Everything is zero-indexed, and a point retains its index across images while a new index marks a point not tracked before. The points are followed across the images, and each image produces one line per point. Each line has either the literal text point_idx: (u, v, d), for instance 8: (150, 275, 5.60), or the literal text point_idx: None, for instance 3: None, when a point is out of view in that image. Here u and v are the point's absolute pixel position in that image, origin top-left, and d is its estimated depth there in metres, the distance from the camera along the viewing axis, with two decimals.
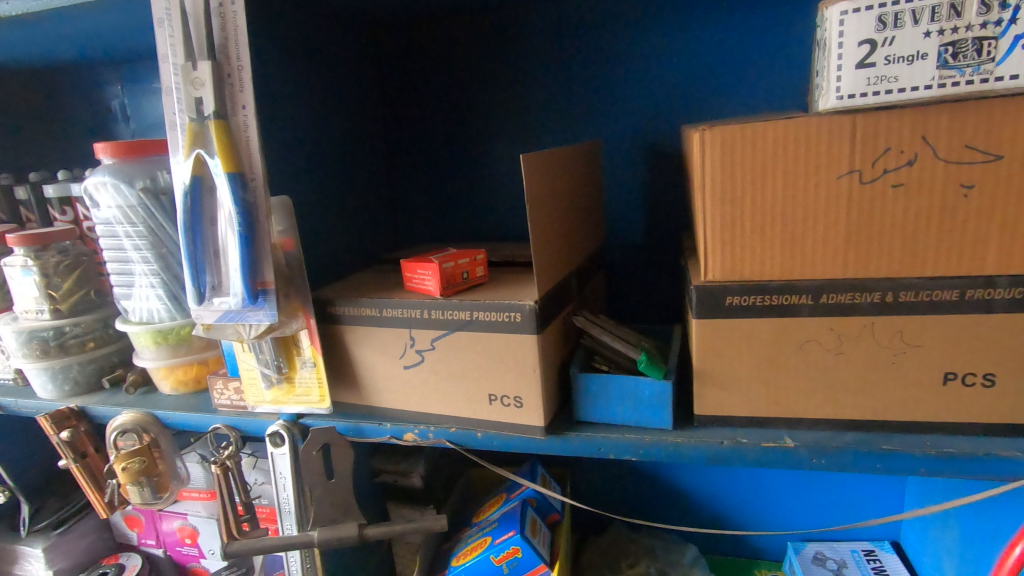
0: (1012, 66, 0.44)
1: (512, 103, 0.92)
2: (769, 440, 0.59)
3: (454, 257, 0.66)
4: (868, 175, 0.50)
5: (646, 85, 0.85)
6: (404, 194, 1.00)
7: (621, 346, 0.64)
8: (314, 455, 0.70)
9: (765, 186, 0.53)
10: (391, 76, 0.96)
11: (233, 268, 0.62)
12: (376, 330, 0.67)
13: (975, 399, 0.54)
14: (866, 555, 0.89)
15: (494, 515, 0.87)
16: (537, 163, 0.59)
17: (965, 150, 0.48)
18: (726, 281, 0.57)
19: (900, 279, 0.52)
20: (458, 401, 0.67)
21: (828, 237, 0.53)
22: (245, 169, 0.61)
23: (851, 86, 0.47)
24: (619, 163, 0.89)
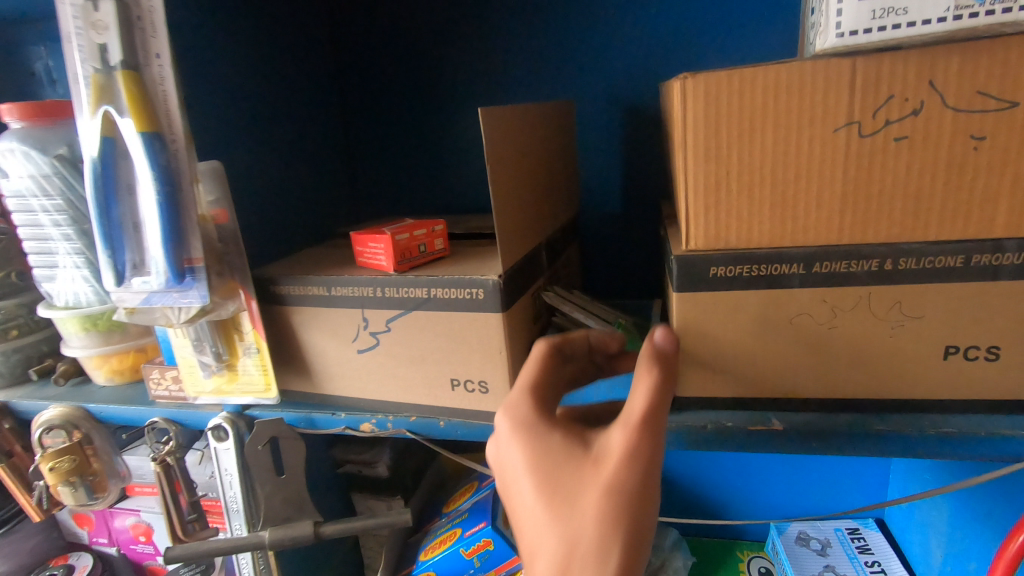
0: None
1: (474, 61, 0.84)
2: (755, 422, 0.55)
3: (409, 229, 0.59)
4: (868, 127, 0.45)
5: (621, 40, 0.78)
6: (363, 164, 0.93)
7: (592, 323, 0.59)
8: (259, 449, 0.64)
9: (753, 141, 0.47)
10: (341, 34, 0.87)
11: (154, 244, 0.54)
12: (325, 311, 0.60)
13: (978, 374, 0.50)
14: (850, 534, 0.86)
15: (465, 505, 0.82)
16: (498, 119, 0.52)
17: (977, 96, 0.42)
18: (710, 250, 0.51)
19: (899, 244, 0.47)
20: (418, 387, 0.60)
21: (823, 198, 0.47)
22: (163, 128, 0.53)
23: (853, 22, 0.41)
24: (593, 126, 0.82)
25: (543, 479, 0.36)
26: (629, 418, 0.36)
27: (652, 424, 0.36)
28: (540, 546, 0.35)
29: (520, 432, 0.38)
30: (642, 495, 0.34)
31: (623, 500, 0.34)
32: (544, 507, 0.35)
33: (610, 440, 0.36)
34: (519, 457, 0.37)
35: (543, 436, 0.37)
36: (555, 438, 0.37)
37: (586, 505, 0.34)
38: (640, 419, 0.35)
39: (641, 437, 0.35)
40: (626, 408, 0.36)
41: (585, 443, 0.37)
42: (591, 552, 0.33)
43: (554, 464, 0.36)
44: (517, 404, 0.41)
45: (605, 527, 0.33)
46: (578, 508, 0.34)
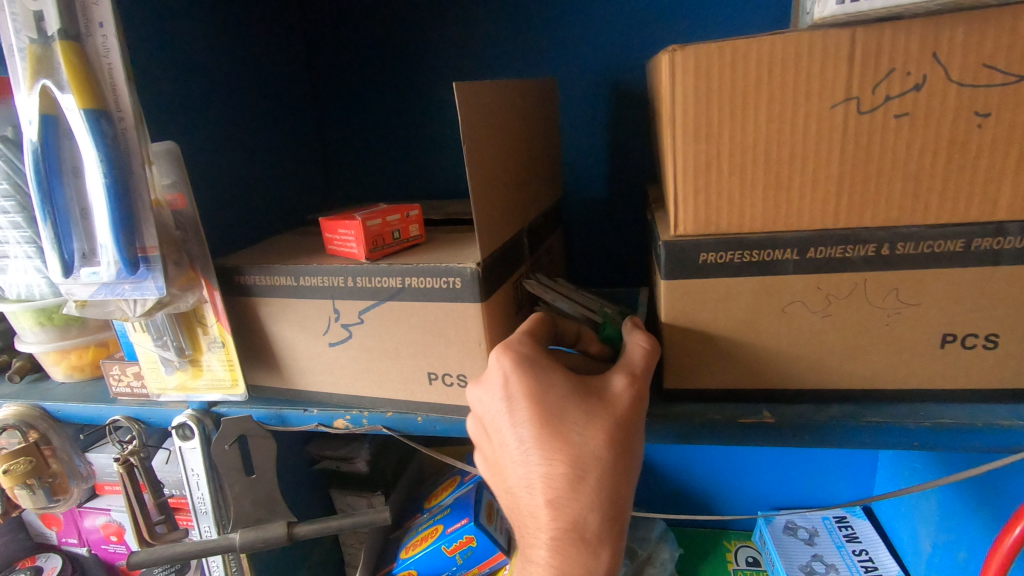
0: None
1: (452, 38, 0.80)
2: (746, 415, 0.52)
3: (382, 214, 0.55)
4: (867, 103, 0.42)
5: (605, 16, 0.74)
6: (338, 148, 0.89)
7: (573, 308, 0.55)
8: (227, 449, 0.60)
9: (745, 119, 0.44)
10: (311, 8, 0.83)
11: (104, 232, 0.50)
12: (293, 302, 0.57)
13: (975, 363, 0.48)
14: (837, 522, 0.85)
15: (447, 500, 0.79)
16: (475, 96, 0.48)
17: (982, 69, 0.40)
18: (699, 235, 0.48)
19: (897, 228, 0.45)
20: (394, 381, 0.57)
21: (819, 180, 0.45)
22: (110, 105, 0.49)
23: None
24: (576, 107, 0.79)
25: (552, 411, 0.40)
26: (626, 366, 0.43)
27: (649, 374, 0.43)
28: (544, 467, 0.40)
29: (526, 370, 0.42)
30: (641, 428, 0.41)
31: (627, 430, 0.40)
32: (553, 433, 0.40)
33: (612, 383, 0.42)
34: (526, 392, 0.41)
35: (549, 376, 0.42)
36: (560, 377, 0.42)
37: (598, 434, 0.39)
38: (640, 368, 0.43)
39: (641, 384, 0.42)
40: (623, 360, 0.44)
41: (590, 385, 0.42)
42: (600, 470, 0.39)
43: (562, 398, 0.41)
44: (514, 346, 0.45)
45: (614, 451, 0.39)
46: (589, 436, 0.39)
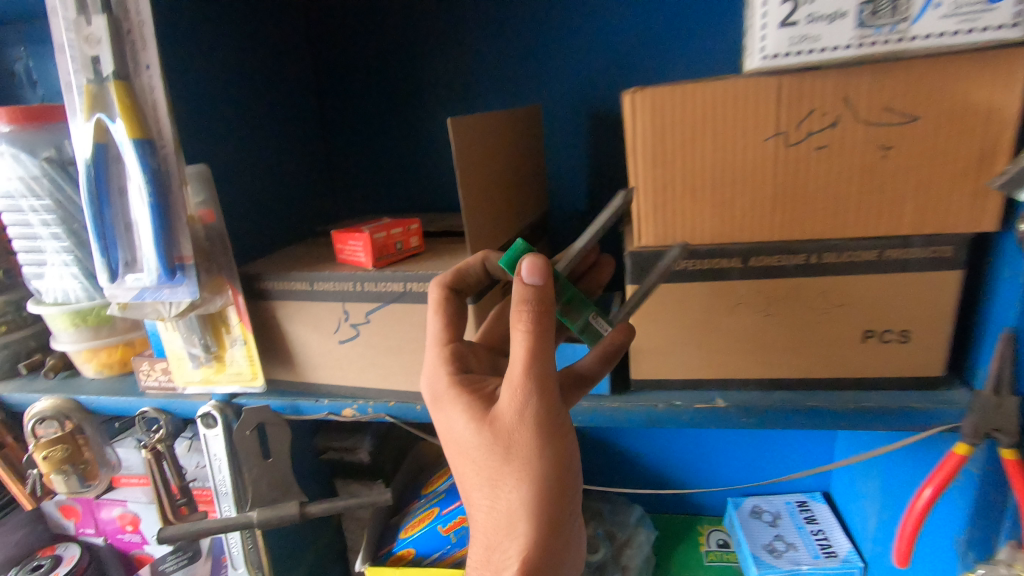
0: (929, 25, 0.42)
1: (448, 67, 0.88)
2: (702, 401, 0.60)
3: (387, 227, 0.63)
4: (793, 138, 0.51)
5: (585, 50, 0.83)
6: (343, 165, 0.97)
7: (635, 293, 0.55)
8: (247, 435, 0.68)
9: (694, 149, 0.52)
10: (320, 37, 0.91)
11: (146, 243, 0.58)
12: (308, 305, 0.65)
13: (893, 355, 0.57)
14: (798, 506, 0.94)
15: (442, 486, 0.88)
16: (468, 127, 0.57)
17: (884, 112, 0.48)
18: (659, 246, 0.57)
19: (824, 241, 0.53)
20: (396, 374, 0.65)
21: (756, 201, 0.53)
22: (153, 134, 0.57)
23: (775, 46, 0.45)
24: (561, 130, 0.87)
25: (463, 443, 0.45)
26: (512, 377, 0.43)
27: (532, 385, 0.42)
28: (481, 507, 0.45)
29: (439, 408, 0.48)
30: (536, 444, 0.42)
31: (523, 464, 0.42)
32: (474, 477, 0.45)
33: (501, 407, 0.43)
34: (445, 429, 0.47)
35: (455, 409, 0.46)
36: (462, 411, 0.46)
37: (502, 473, 0.43)
38: (520, 379, 0.42)
39: (525, 398, 0.42)
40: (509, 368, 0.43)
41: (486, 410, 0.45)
42: (511, 499, 0.43)
43: (467, 430, 0.45)
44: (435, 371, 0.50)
45: (517, 482, 0.42)
46: (492, 472, 0.43)
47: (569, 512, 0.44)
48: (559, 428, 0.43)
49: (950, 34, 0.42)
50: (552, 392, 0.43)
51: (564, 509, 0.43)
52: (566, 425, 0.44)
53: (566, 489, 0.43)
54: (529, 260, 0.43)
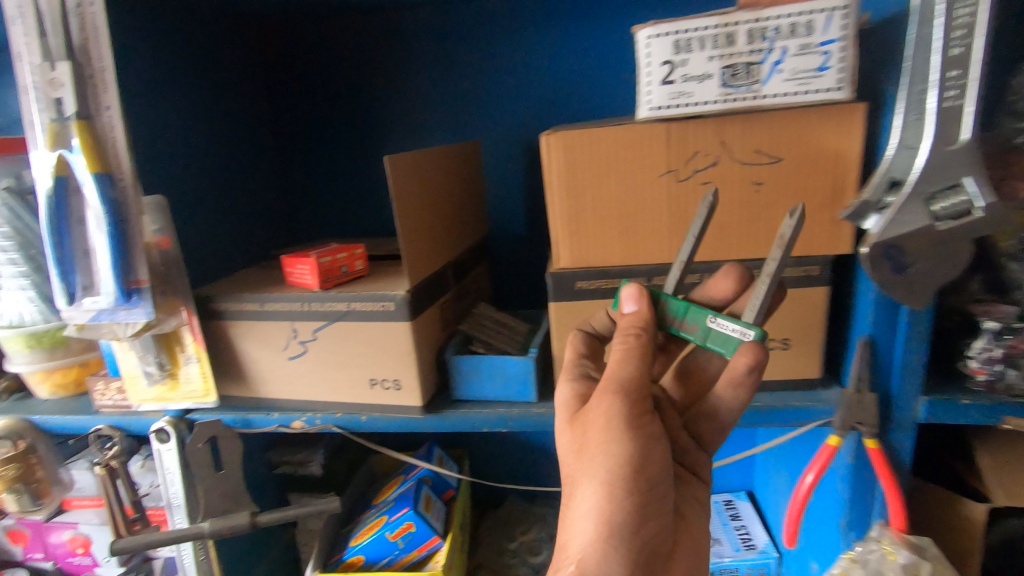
0: (777, 86, 0.51)
1: (396, 101, 0.94)
2: None
3: (332, 252, 0.69)
4: (683, 175, 0.59)
5: (520, 88, 0.90)
6: (297, 191, 1.00)
7: (759, 294, 0.50)
8: (200, 448, 0.72)
9: (602, 184, 0.61)
10: (275, 72, 0.95)
11: (103, 268, 0.62)
12: (259, 324, 0.70)
13: (777, 361, 0.65)
14: (725, 505, 1.01)
15: (392, 495, 0.90)
16: (406, 164, 0.64)
17: (754, 153, 0.57)
18: (576, 268, 0.64)
19: (714, 262, 0.62)
20: (341, 387, 0.70)
21: (656, 228, 0.61)
22: (114, 169, 0.62)
23: (658, 100, 0.54)
24: (502, 160, 0.93)
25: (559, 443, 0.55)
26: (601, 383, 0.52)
27: (611, 389, 0.50)
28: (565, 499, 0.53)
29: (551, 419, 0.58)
30: (606, 440, 0.49)
31: (592, 456, 0.49)
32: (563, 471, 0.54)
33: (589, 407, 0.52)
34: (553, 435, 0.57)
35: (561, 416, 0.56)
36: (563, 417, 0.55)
37: (579, 463, 0.50)
38: (606, 385, 0.51)
39: (604, 400, 0.50)
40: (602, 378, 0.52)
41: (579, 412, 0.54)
42: (582, 490, 0.50)
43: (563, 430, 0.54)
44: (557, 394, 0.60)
45: (587, 472, 0.49)
46: (573, 464, 0.51)
47: (636, 516, 0.48)
48: (639, 433, 0.49)
49: (793, 93, 0.51)
50: (635, 399, 0.50)
51: (632, 511, 0.48)
52: (645, 433, 0.50)
53: (636, 492, 0.48)
54: (627, 286, 0.56)
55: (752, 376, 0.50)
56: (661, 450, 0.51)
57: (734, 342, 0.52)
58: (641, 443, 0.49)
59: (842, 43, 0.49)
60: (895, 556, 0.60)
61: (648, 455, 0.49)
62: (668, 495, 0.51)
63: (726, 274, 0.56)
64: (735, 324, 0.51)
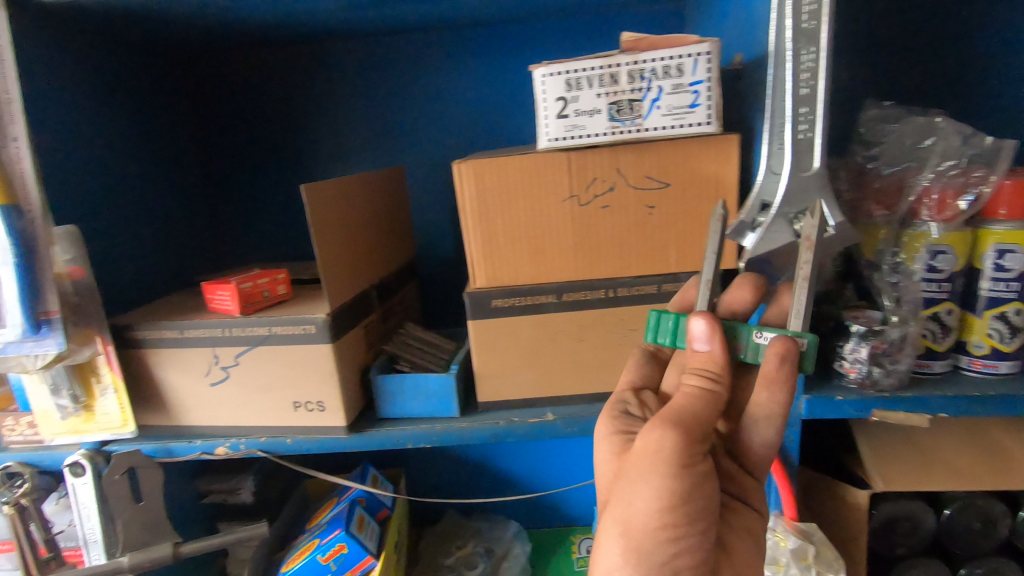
0: (656, 120, 0.57)
1: (322, 128, 0.96)
2: (534, 416, 0.71)
3: (253, 278, 0.70)
4: (584, 200, 0.64)
5: (443, 116, 0.94)
6: (222, 216, 1.00)
7: (800, 297, 0.52)
8: (117, 479, 0.70)
9: (511, 208, 0.65)
10: (198, 100, 0.96)
11: (9, 300, 0.61)
12: (179, 351, 0.70)
13: None
14: None
15: (325, 518, 0.90)
16: (324, 192, 0.66)
17: (646, 179, 0.63)
18: (491, 287, 0.68)
19: (616, 278, 0.67)
20: (265, 411, 0.71)
21: (563, 248, 0.66)
22: (20, 200, 0.61)
23: (556, 132, 0.59)
24: (428, 185, 0.97)
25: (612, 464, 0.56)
26: (663, 415, 0.50)
27: (671, 424, 0.49)
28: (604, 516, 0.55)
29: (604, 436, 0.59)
30: (649, 472, 0.49)
31: (634, 483, 0.50)
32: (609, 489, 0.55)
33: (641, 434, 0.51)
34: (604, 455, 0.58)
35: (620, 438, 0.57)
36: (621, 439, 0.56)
37: (622, 488, 0.51)
38: (664, 417, 0.50)
39: (662, 432, 0.49)
40: (666, 409, 0.51)
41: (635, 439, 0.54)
42: (620, 514, 0.51)
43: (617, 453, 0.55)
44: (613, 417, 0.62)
45: (628, 498, 0.50)
46: (618, 487, 0.52)
47: (668, 547, 0.49)
48: (687, 473, 0.49)
49: (671, 127, 0.57)
50: (692, 437, 0.49)
51: (664, 543, 0.49)
52: (692, 474, 0.49)
53: (669, 525, 0.49)
54: (695, 318, 0.53)
55: (784, 366, 0.51)
56: (708, 490, 0.50)
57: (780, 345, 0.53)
58: (688, 483, 0.49)
59: (708, 83, 0.56)
60: (785, 541, 0.67)
61: (692, 494, 0.49)
62: (710, 534, 0.51)
63: (742, 284, 0.60)
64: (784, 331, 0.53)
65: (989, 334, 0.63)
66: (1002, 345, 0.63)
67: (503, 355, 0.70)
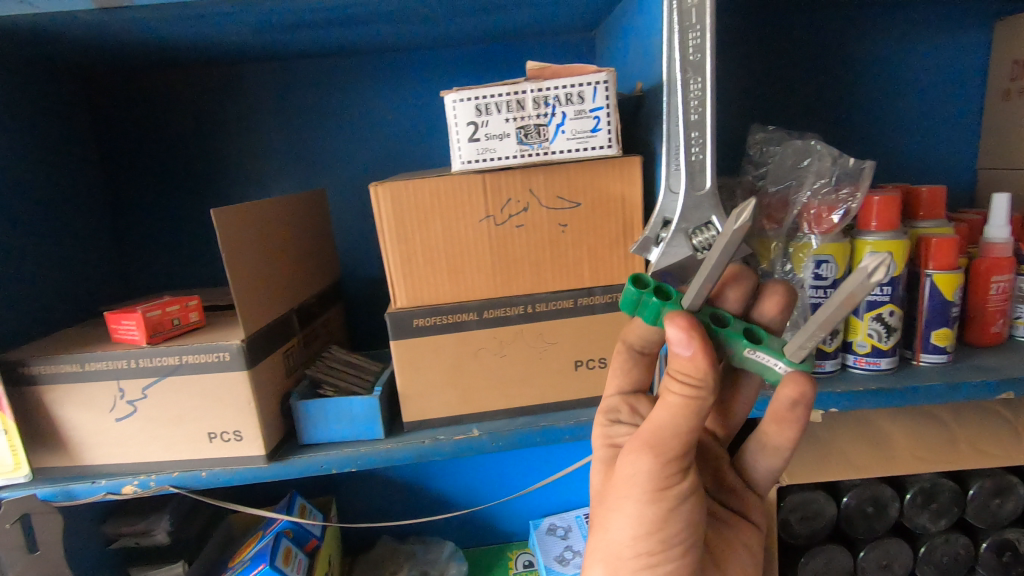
0: (562, 144, 0.60)
1: (239, 150, 0.94)
2: (459, 433, 0.72)
3: (162, 305, 0.67)
4: (500, 220, 0.66)
5: (364, 138, 0.94)
6: (131, 242, 0.95)
7: (808, 339, 0.44)
8: (7, 529, 0.66)
9: (429, 229, 0.66)
10: (103, 122, 0.92)
11: None
12: (80, 386, 0.66)
13: (596, 378, 0.74)
14: (586, 518, 1.08)
15: (248, 554, 0.86)
16: (236, 216, 0.65)
17: (557, 200, 0.66)
18: (412, 307, 0.69)
19: (535, 294, 0.69)
20: (177, 445, 0.68)
21: (481, 267, 0.68)
22: None
23: (468, 155, 0.61)
24: (351, 206, 0.96)
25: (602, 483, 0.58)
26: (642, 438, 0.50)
27: (645, 451, 0.49)
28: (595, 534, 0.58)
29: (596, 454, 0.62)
30: (628, 499, 0.51)
31: (616, 508, 0.52)
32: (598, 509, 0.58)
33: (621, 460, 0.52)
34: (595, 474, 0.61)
35: None
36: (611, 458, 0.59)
37: (608, 511, 0.54)
38: (643, 442, 0.50)
39: (639, 459, 0.50)
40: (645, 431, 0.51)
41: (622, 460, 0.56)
42: (605, 536, 0.54)
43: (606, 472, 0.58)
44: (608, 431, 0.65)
45: (612, 522, 0.53)
46: (604, 510, 0.55)
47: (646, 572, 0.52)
48: (662, 499, 0.50)
49: (575, 150, 0.61)
50: (669, 461, 0.49)
51: (641, 570, 0.52)
52: (669, 499, 0.50)
53: (644, 553, 0.51)
54: (671, 322, 0.46)
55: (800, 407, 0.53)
56: (686, 514, 0.51)
57: (772, 374, 0.48)
58: (663, 509, 0.50)
59: (607, 110, 0.60)
60: None
61: (667, 521, 0.50)
62: (691, 555, 0.52)
63: (728, 279, 0.57)
64: (778, 362, 0.47)
65: (870, 334, 0.70)
66: (882, 344, 0.70)
67: (426, 373, 0.71)
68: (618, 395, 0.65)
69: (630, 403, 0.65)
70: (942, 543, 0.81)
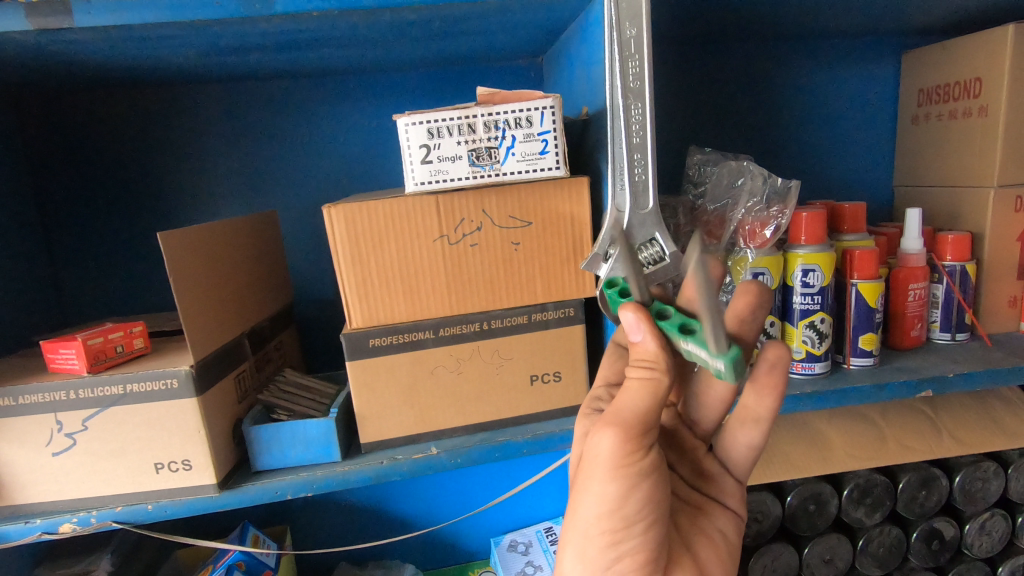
0: (512, 165, 0.63)
1: (185, 172, 0.92)
2: (418, 451, 0.72)
3: (104, 332, 0.65)
4: (454, 239, 0.67)
5: (316, 160, 0.94)
6: (68, 268, 0.91)
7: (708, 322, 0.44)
8: None
9: (384, 249, 0.67)
10: (38, 144, 0.88)
11: None
12: (13, 421, 0.63)
13: (552, 391, 0.75)
14: (546, 532, 1.09)
15: None
16: (184, 239, 0.63)
17: (509, 219, 0.68)
18: (367, 327, 0.69)
19: (490, 311, 0.71)
20: (121, 477, 0.65)
21: (436, 285, 0.69)
22: None
23: (422, 176, 0.63)
24: (303, 227, 0.96)
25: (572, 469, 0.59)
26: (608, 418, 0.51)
27: (608, 430, 0.50)
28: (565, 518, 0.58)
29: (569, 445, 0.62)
30: (593, 478, 0.51)
31: (582, 489, 0.53)
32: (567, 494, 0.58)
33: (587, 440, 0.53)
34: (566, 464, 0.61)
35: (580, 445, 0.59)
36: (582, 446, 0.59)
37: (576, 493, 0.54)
38: (606, 421, 0.51)
39: (604, 438, 0.50)
40: (610, 411, 0.52)
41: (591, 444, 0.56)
42: (574, 517, 0.54)
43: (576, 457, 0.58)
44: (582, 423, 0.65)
45: (580, 502, 0.53)
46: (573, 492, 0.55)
47: (611, 551, 0.53)
48: (624, 477, 0.51)
49: (525, 171, 0.64)
50: (631, 440, 0.50)
51: (607, 548, 0.52)
52: (630, 477, 0.51)
53: (608, 532, 0.52)
54: (625, 311, 0.51)
55: (767, 379, 0.57)
56: (647, 491, 0.51)
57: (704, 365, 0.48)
58: (625, 487, 0.51)
59: (555, 133, 0.63)
60: None
61: (628, 499, 0.51)
62: (654, 532, 0.53)
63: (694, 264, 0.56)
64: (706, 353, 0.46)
65: (805, 341, 0.75)
66: (815, 349, 0.75)
67: (384, 394, 0.71)
68: (605, 386, 0.69)
69: (613, 394, 0.67)
70: (878, 534, 0.87)
